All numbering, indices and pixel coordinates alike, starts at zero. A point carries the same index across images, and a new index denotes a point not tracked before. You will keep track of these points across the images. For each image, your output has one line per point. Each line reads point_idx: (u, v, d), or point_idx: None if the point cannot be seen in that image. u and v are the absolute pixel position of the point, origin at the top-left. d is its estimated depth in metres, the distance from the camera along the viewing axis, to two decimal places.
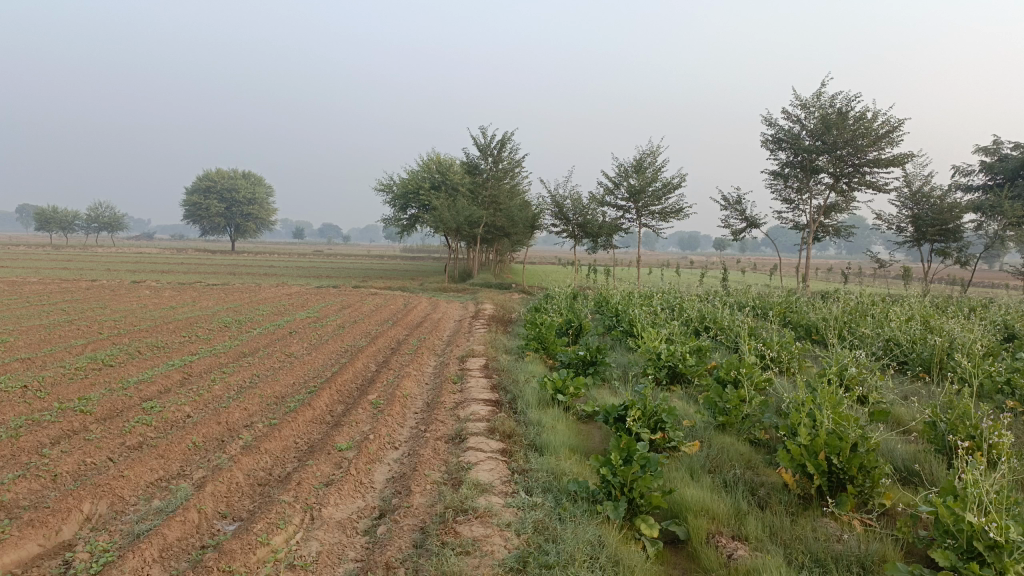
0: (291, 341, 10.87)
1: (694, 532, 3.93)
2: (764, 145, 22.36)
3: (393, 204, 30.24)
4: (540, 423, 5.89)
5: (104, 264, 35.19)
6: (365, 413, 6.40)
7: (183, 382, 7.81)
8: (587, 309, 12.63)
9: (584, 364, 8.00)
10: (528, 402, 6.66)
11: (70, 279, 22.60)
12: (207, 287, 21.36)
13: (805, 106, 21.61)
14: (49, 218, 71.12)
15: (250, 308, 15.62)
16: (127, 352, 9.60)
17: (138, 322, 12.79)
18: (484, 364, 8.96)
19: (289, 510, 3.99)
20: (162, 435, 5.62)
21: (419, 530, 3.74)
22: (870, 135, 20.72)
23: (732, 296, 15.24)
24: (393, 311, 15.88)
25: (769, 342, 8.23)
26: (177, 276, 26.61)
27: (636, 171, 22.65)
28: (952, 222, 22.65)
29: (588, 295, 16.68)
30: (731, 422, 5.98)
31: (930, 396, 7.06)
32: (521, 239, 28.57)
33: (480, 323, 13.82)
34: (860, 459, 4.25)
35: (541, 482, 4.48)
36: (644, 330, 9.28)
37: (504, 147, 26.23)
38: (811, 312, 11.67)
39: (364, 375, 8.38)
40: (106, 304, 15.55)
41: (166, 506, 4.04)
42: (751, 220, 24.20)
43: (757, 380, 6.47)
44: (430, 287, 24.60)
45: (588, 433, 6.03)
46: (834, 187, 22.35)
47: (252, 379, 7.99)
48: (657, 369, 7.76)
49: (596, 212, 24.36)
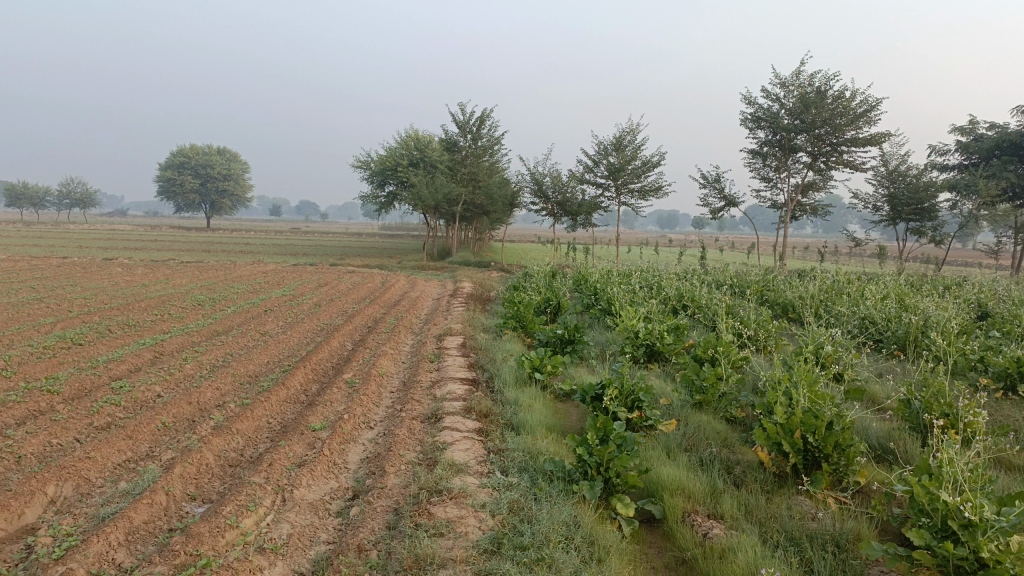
0: (267, 320, 10.74)
1: (670, 511, 3.91)
2: (743, 124, 22.32)
3: (371, 181, 29.92)
4: (517, 403, 5.85)
5: (75, 240, 34.53)
6: (340, 392, 6.33)
7: (154, 361, 7.67)
8: (566, 287, 12.58)
9: (563, 342, 7.96)
10: (505, 380, 6.62)
11: (40, 256, 22.15)
12: (182, 264, 21.06)
13: (785, 84, 21.57)
14: (19, 194, 69.68)
15: (225, 286, 15.41)
16: (98, 330, 9.43)
17: (109, 299, 12.56)
18: (462, 342, 8.90)
19: (259, 492, 3.92)
20: (131, 415, 5.51)
21: (393, 512, 3.68)
22: (848, 114, 20.78)
23: (710, 274, 15.28)
24: (371, 289, 15.74)
25: (747, 321, 8.23)
26: (150, 253, 26.19)
27: (615, 149, 22.56)
28: (927, 201, 22.84)
29: (567, 274, 16.62)
30: (709, 400, 5.98)
31: (905, 374, 7.11)
32: (500, 217, 28.45)
33: (458, 302, 13.73)
34: (836, 437, 4.26)
35: (517, 462, 4.44)
36: (622, 309, 9.26)
37: (484, 124, 26.01)
38: (788, 291, 11.71)
39: (341, 354, 8.29)
40: (76, 281, 15.26)
41: (133, 489, 3.95)
42: (729, 199, 24.24)
43: (734, 358, 6.47)
44: (409, 265, 24.44)
45: (565, 411, 6.00)
46: (812, 166, 22.41)
47: (225, 358, 7.88)
48: (634, 347, 7.74)
49: (575, 190, 24.26)
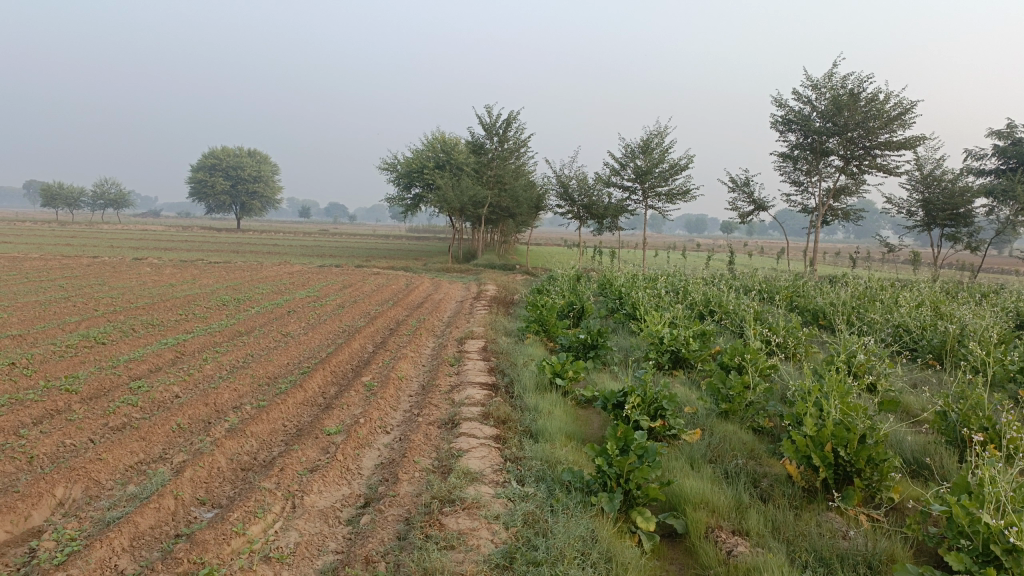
0: (289, 321, 10.72)
1: (693, 526, 3.75)
2: (774, 127, 21.97)
3: (397, 183, 29.97)
4: (537, 409, 5.71)
5: (106, 240, 35.02)
6: (358, 395, 6.24)
7: (174, 361, 7.65)
8: (590, 291, 12.39)
9: (585, 347, 7.81)
10: (525, 385, 6.49)
11: (71, 255, 22.44)
12: (209, 265, 21.21)
13: (817, 87, 21.19)
14: (55, 194, 70.99)
15: (250, 286, 15.47)
16: (121, 329, 9.47)
17: (136, 299, 12.65)
18: (483, 346, 8.77)
19: (268, 498, 3.83)
20: (147, 416, 5.47)
21: (403, 521, 3.57)
22: (882, 117, 20.35)
23: (737, 279, 14.99)
24: (394, 291, 15.70)
25: (775, 327, 8.03)
26: (179, 253, 26.46)
27: (643, 152, 22.32)
28: (963, 207, 22.29)
29: (593, 278, 16.43)
30: (735, 409, 5.80)
31: (941, 385, 6.86)
32: (526, 220, 28.32)
33: (481, 305, 13.61)
34: (869, 451, 4.08)
35: (534, 471, 4.30)
36: (647, 314, 9.08)
37: (510, 126, 25.91)
38: (818, 297, 11.44)
39: (360, 356, 8.21)
40: (104, 280, 15.40)
41: (141, 492, 3.87)
42: (758, 203, 23.87)
43: (762, 366, 6.29)
44: (434, 267, 24.39)
45: (586, 418, 5.86)
46: (844, 170, 22.00)
47: (245, 359, 7.84)
48: (659, 353, 7.57)
49: (602, 194, 24.05)
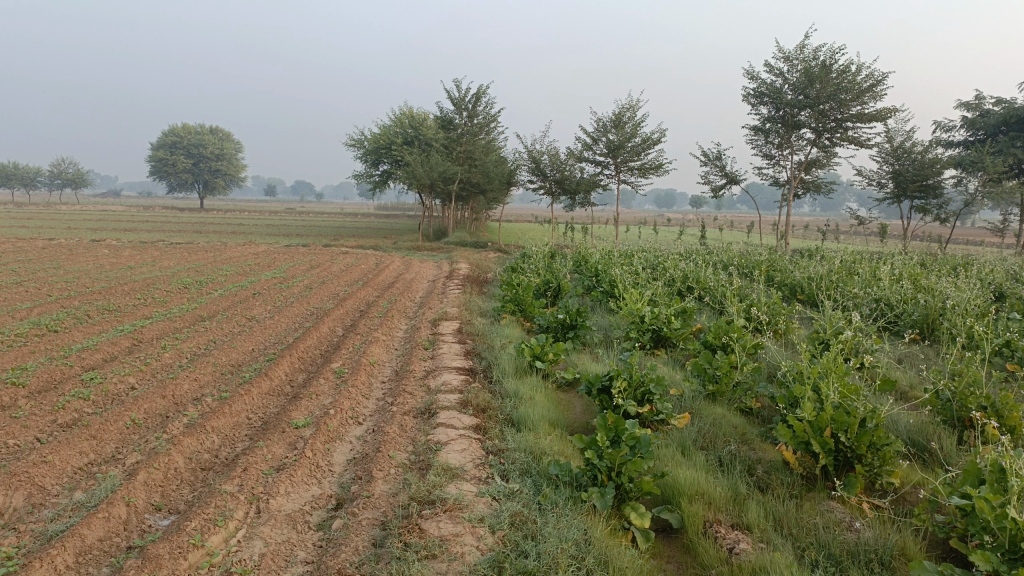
0: (254, 304, 10.29)
1: (690, 521, 3.51)
2: (746, 99, 21.77)
3: (365, 160, 29.33)
4: (517, 395, 5.43)
5: (64, 222, 33.94)
6: (327, 384, 5.90)
7: (131, 350, 7.23)
8: (566, 269, 12.10)
9: (564, 328, 7.54)
10: (503, 369, 6.20)
11: (25, 238, 21.57)
12: (171, 246, 20.51)
13: (789, 58, 21.01)
14: (9, 174, 68.63)
15: (213, 268, 14.95)
16: (75, 316, 8.98)
17: (92, 283, 12.10)
18: (458, 327, 8.45)
19: (231, 502, 3.50)
20: (100, 411, 5.09)
21: (379, 526, 3.28)
22: (853, 89, 20.27)
23: (714, 254, 14.82)
24: (364, 271, 15.26)
25: (757, 303, 7.84)
26: (139, 235, 25.63)
27: (615, 126, 22.03)
28: (932, 178, 22.38)
29: (567, 255, 16.13)
30: (723, 391, 5.59)
31: (927, 362, 6.75)
32: (497, 197, 27.90)
33: (454, 284, 13.27)
34: (870, 436, 3.86)
35: (519, 464, 4.03)
36: (626, 292, 8.84)
37: (479, 100, 25.40)
38: (797, 271, 11.29)
39: (330, 341, 7.84)
40: (59, 264, 14.73)
41: (89, 499, 3.51)
42: (731, 176, 23.75)
43: (748, 345, 6.08)
44: (404, 246, 23.92)
45: (568, 404, 5.60)
46: (816, 143, 21.93)
47: (207, 345, 7.44)
48: (640, 332, 7.33)
49: (574, 168, 23.74)
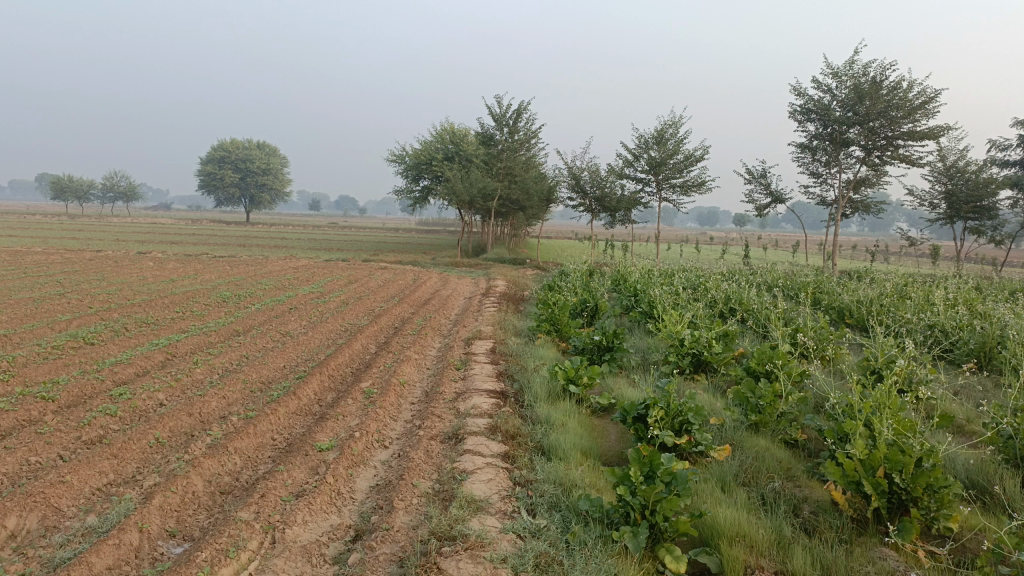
0: (289, 319, 10.28)
1: (730, 566, 3.27)
2: (792, 116, 21.32)
3: (405, 175, 29.49)
4: (549, 422, 5.23)
5: (113, 234, 34.69)
6: (355, 404, 5.76)
7: (164, 364, 7.21)
8: (603, 288, 11.85)
9: (600, 350, 7.31)
10: (536, 393, 6.00)
11: (74, 249, 22.08)
12: (213, 259, 20.79)
13: (837, 75, 20.54)
14: (64, 187, 70.78)
15: (252, 282, 15.05)
16: (113, 328, 9.05)
17: (133, 295, 12.24)
18: (492, 347, 8.27)
19: (245, 531, 3.37)
20: (125, 428, 5.03)
21: (396, 563, 3.10)
22: (904, 107, 19.71)
23: (757, 275, 14.40)
24: (400, 287, 15.21)
25: (803, 327, 7.53)
26: (184, 247, 26.09)
27: (656, 143, 21.75)
28: (987, 199, 21.60)
29: (606, 273, 15.87)
30: (766, 421, 5.32)
31: (985, 394, 6.37)
32: (536, 214, 27.76)
33: (490, 302, 13.12)
34: (928, 478, 3.58)
35: (548, 497, 3.82)
36: (665, 313, 8.58)
37: (520, 117, 25.35)
38: (845, 294, 10.87)
39: (362, 359, 7.73)
40: (103, 275, 14.98)
41: (101, 524, 3.41)
42: (776, 195, 23.25)
43: (792, 373, 5.80)
44: (442, 261, 23.89)
45: (602, 431, 5.38)
46: (865, 161, 21.36)
47: (238, 361, 7.39)
48: (679, 356, 7.07)
49: (615, 186, 23.50)
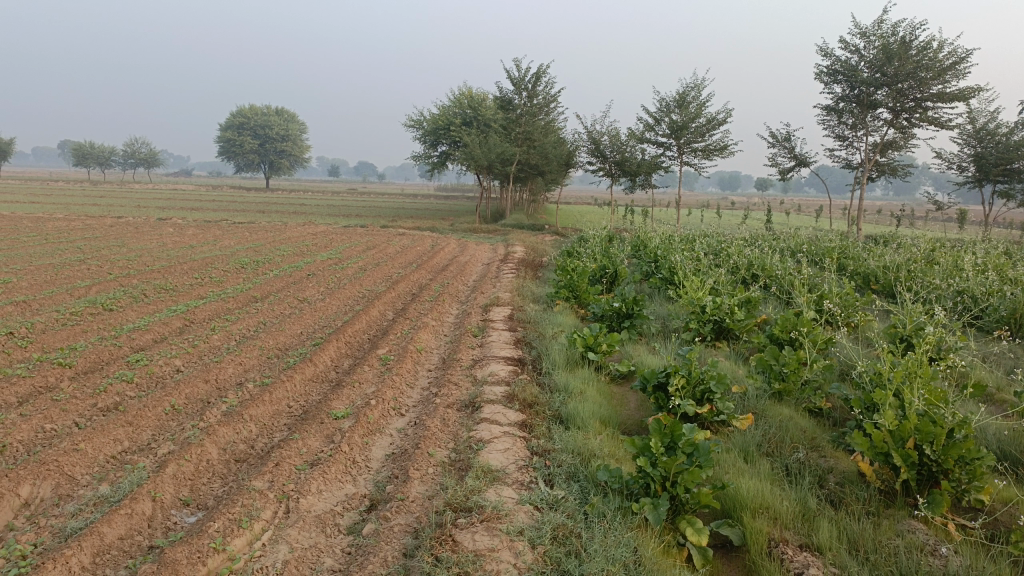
0: (307, 285, 10.24)
1: (753, 539, 3.18)
2: (818, 78, 20.78)
3: (423, 140, 29.25)
4: (567, 390, 5.14)
5: (134, 200, 34.88)
6: (371, 371, 5.71)
7: (181, 330, 7.20)
8: (623, 254, 11.68)
9: (620, 317, 7.20)
10: (554, 361, 5.91)
11: (95, 216, 22.20)
12: (233, 225, 20.80)
13: (865, 35, 19.93)
14: (85, 154, 71.16)
15: (270, 248, 15.04)
16: (131, 295, 9.06)
17: (152, 261, 12.27)
18: (510, 314, 8.18)
19: (258, 501, 3.32)
20: (141, 395, 5.01)
21: (411, 534, 3.04)
22: (935, 67, 19.12)
23: (780, 240, 14.14)
24: (418, 253, 15.13)
25: (827, 294, 7.35)
26: (204, 213, 26.16)
27: (678, 106, 21.33)
28: (1018, 161, 21.02)
29: (626, 239, 15.67)
30: (790, 390, 5.20)
31: (1015, 362, 6.19)
32: (555, 179, 27.49)
33: (508, 268, 13.01)
34: (960, 450, 3.45)
35: (566, 467, 3.74)
36: (686, 279, 8.43)
37: (539, 80, 24.95)
38: (870, 260, 10.62)
39: (379, 325, 7.67)
40: (123, 242, 15.03)
41: (114, 494, 3.39)
42: (800, 158, 22.79)
43: (817, 340, 5.66)
44: (460, 227, 23.76)
45: (622, 399, 5.29)
46: (892, 123, 20.82)
47: (255, 328, 7.36)
48: (700, 323, 6.94)
49: (635, 150, 23.14)
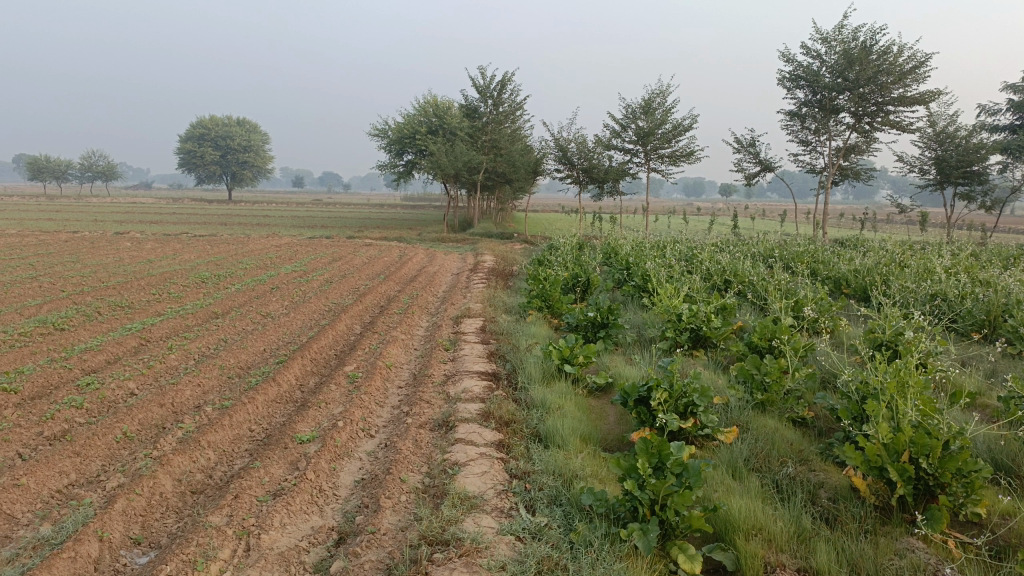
0: (271, 299, 9.91)
1: (747, 564, 3.00)
2: (781, 83, 20.94)
3: (389, 150, 28.93)
4: (545, 406, 4.94)
5: (91, 214, 34.00)
6: (338, 390, 5.44)
7: (137, 350, 6.86)
8: (594, 262, 11.53)
9: (595, 326, 7.01)
10: (530, 375, 5.70)
11: (49, 230, 21.48)
12: (194, 238, 20.26)
13: (827, 40, 20.16)
14: (40, 167, 69.31)
15: (232, 261, 14.62)
16: (85, 313, 8.65)
17: (108, 277, 11.81)
18: (481, 326, 7.95)
19: (216, 539, 3.05)
20: (91, 422, 4.69)
21: (384, 572, 2.80)
22: (895, 72, 19.40)
23: (750, 245, 14.10)
24: (385, 264, 14.83)
25: (803, 299, 7.26)
26: (163, 226, 25.51)
27: (644, 112, 21.34)
28: (976, 164, 21.39)
29: (596, 246, 15.54)
30: (773, 400, 5.06)
31: (994, 366, 6.13)
32: (523, 187, 27.34)
33: (478, 278, 12.78)
34: (958, 462, 3.32)
35: (547, 491, 3.53)
36: (661, 287, 8.28)
37: (505, 88, 24.83)
38: (842, 264, 10.59)
39: (346, 340, 7.39)
40: (78, 257, 14.50)
41: (55, 535, 3.09)
42: (765, 164, 22.95)
43: (798, 347, 5.53)
44: (429, 237, 23.47)
45: (601, 414, 5.10)
46: (855, 128, 21.06)
47: (216, 345, 7.04)
48: (677, 332, 6.79)
49: (602, 157, 23.10)
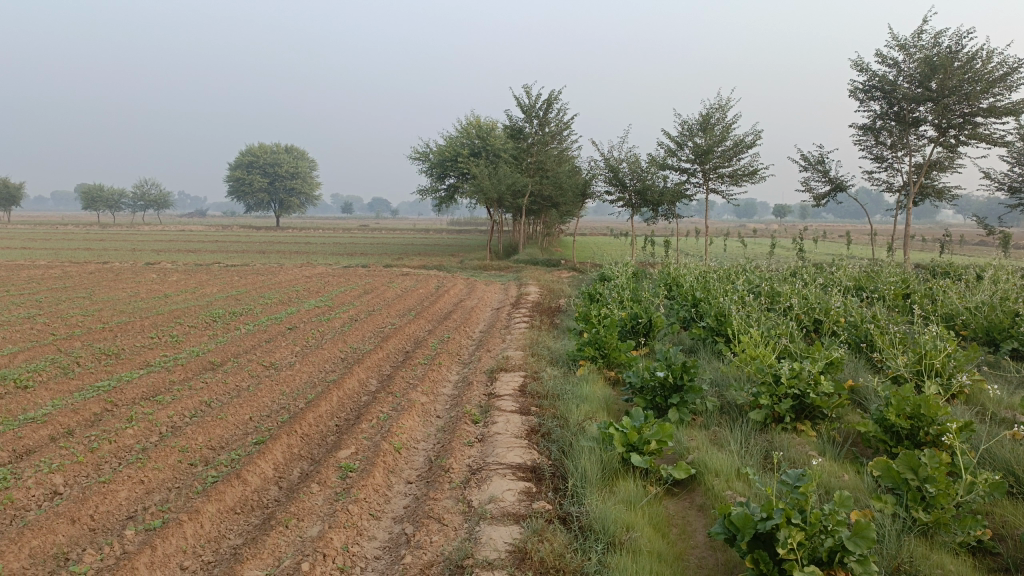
0: (281, 344, 8.57)
1: None
2: (854, 95, 19.12)
3: (430, 173, 27.77)
4: (608, 531, 3.40)
5: (129, 244, 33.43)
6: (322, 494, 3.96)
7: (94, 420, 5.52)
8: (655, 297, 9.94)
9: (665, 389, 5.40)
10: (584, 471, 4.14)
11: (79, 262, 20.65)
12: (224, 269, 19.19)
13: (904, 47, 18.32)
14: (95, 197, 70.34)
15: (254, 295, 13.36)
16: (60, 365, 7.39)
17: (111, 317, 10.63)
18: (521, 384, 6.43)
19: None
20: None
21: None
22: (982, 79, 17.44)
23: (830, 274, 12.27)
24: (420, 297, 13.44)
25: (934, 350, 5.57)
26: (198, 256, 24.65)
27: (702, 128, 19.75)
28: None
29: (651, 275, 13.90)
30: (944, 522, 3.45)
31: None
32: (570, 210, 25.83)
33: (521, 315, 11.29)
34: None
35: None
36: (744, 334, 6.67)
37: (551, 107, 23.46)
38: (956, 298, 8.74)
39: (354, 405, 5.96)
40: (91, 292, 13.41)
41: None
42: (835, 182, 21.05)
43: (961, 433, 3.90)
44: (469, 265, 22.03)
45: (688, 536, 3.53)
46: (938, 140, 19.05)
47: (192, 413, 5.66)
48: (775, 399, 5.16)
49: (656, 177, 21.53)
